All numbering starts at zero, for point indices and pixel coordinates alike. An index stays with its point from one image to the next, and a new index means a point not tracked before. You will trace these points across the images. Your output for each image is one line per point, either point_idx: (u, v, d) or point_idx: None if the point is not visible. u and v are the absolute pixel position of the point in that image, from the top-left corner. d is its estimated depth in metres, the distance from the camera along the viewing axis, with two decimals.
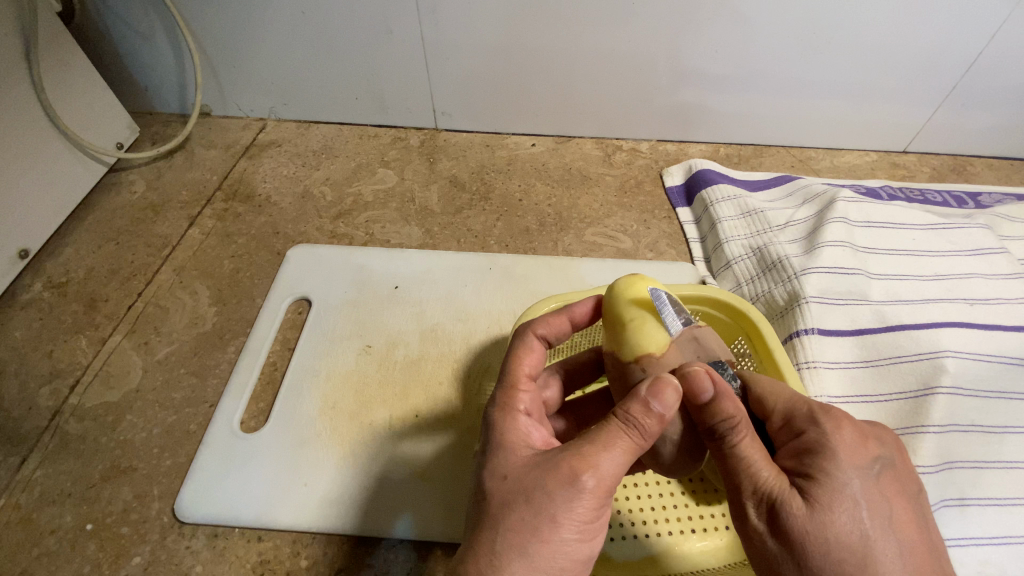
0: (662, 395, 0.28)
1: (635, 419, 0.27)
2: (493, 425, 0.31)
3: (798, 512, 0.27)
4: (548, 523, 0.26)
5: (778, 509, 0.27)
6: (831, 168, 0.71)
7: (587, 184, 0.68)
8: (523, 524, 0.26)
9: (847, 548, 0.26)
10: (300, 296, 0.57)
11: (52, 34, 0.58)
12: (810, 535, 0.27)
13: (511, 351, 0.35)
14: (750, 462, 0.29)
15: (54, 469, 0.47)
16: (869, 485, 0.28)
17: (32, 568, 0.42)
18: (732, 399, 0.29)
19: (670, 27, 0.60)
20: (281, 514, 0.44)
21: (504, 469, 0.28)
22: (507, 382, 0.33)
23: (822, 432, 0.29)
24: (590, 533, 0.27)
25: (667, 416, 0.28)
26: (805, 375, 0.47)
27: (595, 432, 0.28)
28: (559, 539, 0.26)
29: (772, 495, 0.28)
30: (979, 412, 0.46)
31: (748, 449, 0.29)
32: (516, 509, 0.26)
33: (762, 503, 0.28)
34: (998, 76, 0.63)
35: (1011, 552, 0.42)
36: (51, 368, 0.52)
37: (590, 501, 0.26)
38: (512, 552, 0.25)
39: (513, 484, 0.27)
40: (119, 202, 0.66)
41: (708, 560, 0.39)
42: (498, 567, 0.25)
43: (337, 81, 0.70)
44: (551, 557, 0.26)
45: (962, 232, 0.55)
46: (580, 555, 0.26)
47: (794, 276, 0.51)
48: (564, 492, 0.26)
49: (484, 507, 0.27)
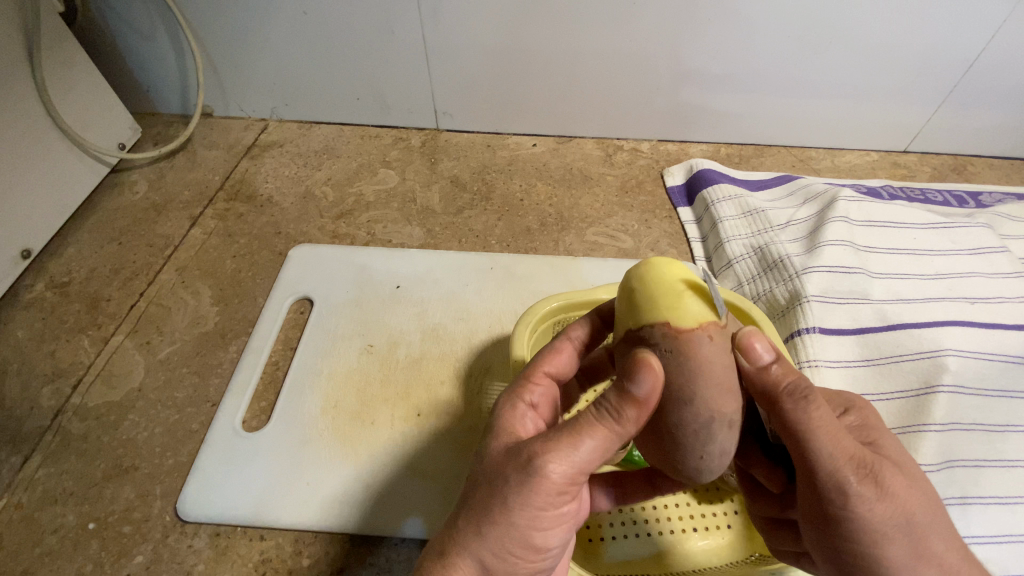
0: (643, 379, 0.26)
1: (607, 403, 0.27)
2: (494, 411, 0.31)
3: (888, 470, 0.28)
4: (502, 504, 0.26)
5: (879, 473, 0.27)
6: (832, 168, 0.71)
7: (588, 184, 0.68)
8: (481, 501, 0.26)
9: (925, 495, 0.28)
10: (302, 296, 0.57)
11: (55, 35, 0.58)
12: (905, 490, 0.28)
13: (542, 349, 0.34)
14: (836, 430, 0.28)
15: (56, 468, 0.47)
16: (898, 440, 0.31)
17: (35, 568, 0.42)
18: (790, 366, 0.28)
19: (670, 27, 0.60)
20: (282, 513, 0.44)
21: (484, 450, 0.29)
22: (526, 373, 0.33)
23: None
24: (548, 520, 0.27)
25: (644, 409, 0.26)
26: (807, 374, 0.47)
27: (571, 419, 0.27)
28: (510, 521, 0.26)
29: (867, 461, 0.28)
30: (980, 410, 0.46)
31: (828, 418, 0.28)
32: (479, 486, 0.27)
33: (862, 472, 0.27)
34: (998, 76, 0.63)
35: (1013, 551, 0.42)
36: (53, 367, 0.52)
37: (547, 486, 0.26)
38: (468, 525, 0.26)
39: (486, 464, 0.28)
40: (121, 203, 0.66)
41: (710, 558, 0.41)
42: (455, 538, 0.27)
43: (338, 82, 0.70)
44: (502, 536, 0.26)
45: (962, 231, 0.55)
46: (532, 540, 0.26)
47: (796, 275, 0.52)
48: (519, 474, 0.26)
49: (465, 490, 0.28)
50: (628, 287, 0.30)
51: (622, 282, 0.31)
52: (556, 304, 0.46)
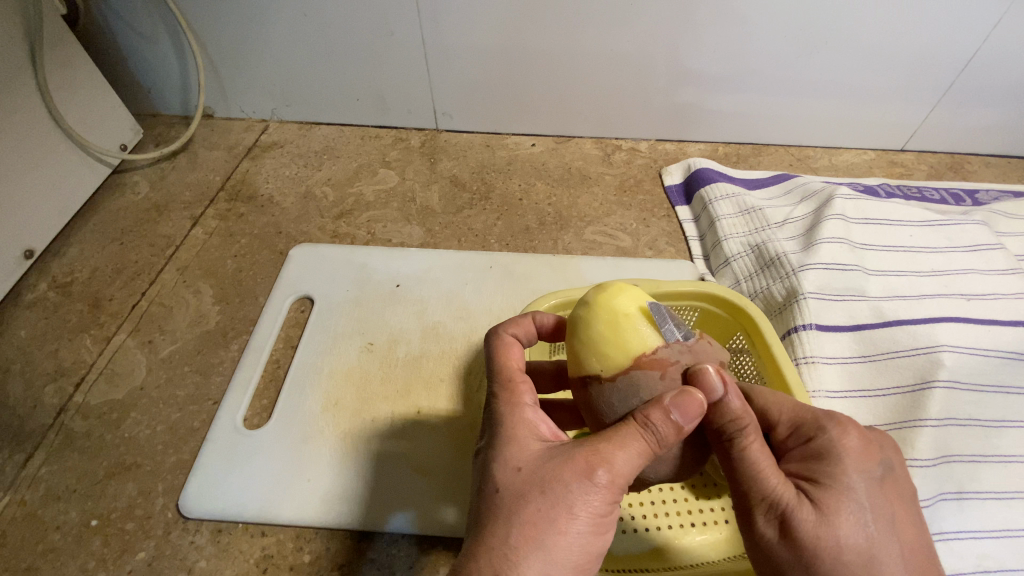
0: (687, 403, 0.27)
1: (654, 424, 0.27)
2: (500, 417, 0.30)
3: (809, 518, 0.27)
4: (565, 515, 0.25)
5: (790, 516, 0.27)
6: (830, 167, 0.72)
7: (587, 184, 0.69)
8: (539, 514, 0.25)
9: (856, 552, 0.27)
10: (302, 295, 0.57)
11: (57, 36, 0.59)
12: (819, 540, 0.27)
13: (493, 349, 0.34)
14: (760, 466, 0.28)
15: (60, 466, 0.47)
16: (873, 491, 0.28)
17: (39, 564, 0.42)
18: (739, 398, 0.29)
19: (668, 28, 0.60)
20: (283, 509, 0.44)
21: (518, 460, 0.28)
22: (504, 378, 0.32)
23: (829, 438, 0.30)
24: (603, 528, 0.26)
25: (686, 428, 0.27)
26: (803, 370, 0.48)
27: (611, 432, 0.27)
28: (573, 532, 0.25)
29: (781, 500, 0.28)
30: (976, 406, 0.46)
31: (756, 452, 0.29)
32: (532, 500, 0.26)
33: (771, 507, 0.28)
34: (995, 74, 0.63)
35: (1009, 546, 0.43)
36: (56, 366, 0.53)
37: (605, 497, 0.26)
38: (529, 543, 0.25)
39: (529, 476, 0.27)
40: (123, 203, 0.67)
41: (708, 552, 0.41)
42: (515, 561, 0.24)
43: (339, 82, 0.70)
44: (566, 550, 0.25)
45: (958, 228, 0.55)
46: (592, 550, 0.26)
47: (792, 273, 0.52)
48: (580, 484, 0.26)
49: (496, 502, 0.27)
50: (620, 314, 0.31)
51: (606, 310, 0.31)
52: (553, 302, 0.46)
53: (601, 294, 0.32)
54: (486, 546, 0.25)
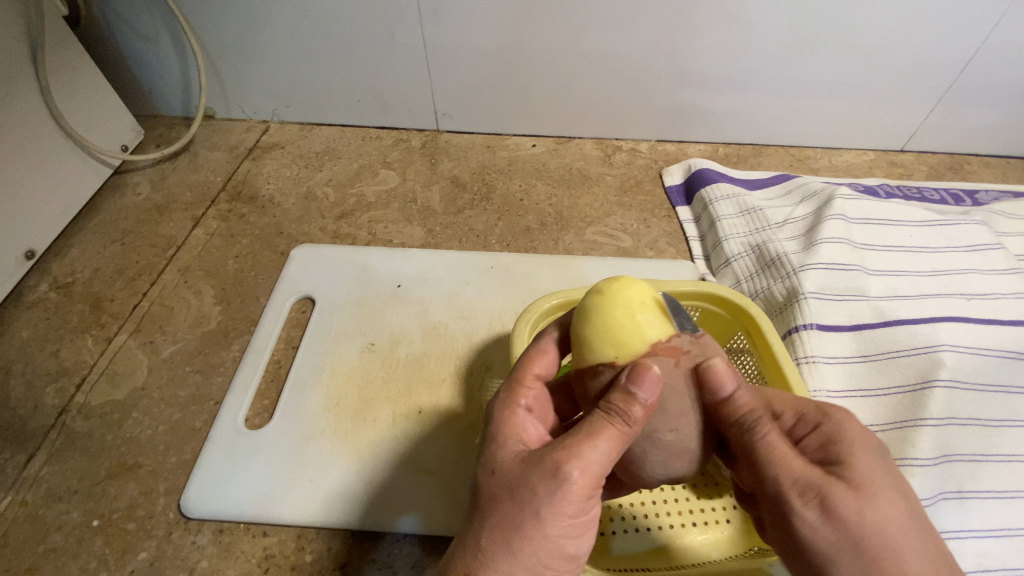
0: (644, 380, 0.27)
1: (617, 406, 0.27)
2: (490, 420, 0.31)
3: (845, 496, 0.27)
4: (531, 519, 0.25)
5: (824, 497, 0.27)
6: (829, 167, 0.72)
7: (588, 184, 0.69)
8: (507, 519, 0.26)
9: (897, 525, 0.26)
10: (304, 295, 0.57)
11: (59, 37, 0.59)
12: (863, 517, 0.26)
13: (523, 352, 0.35)
14: (783, 452, 0.29)
15: (61, 466, 0.47)
16: (892, 466, 0.29)
17: (40, 565, 0.42)
18: (746, 390, 0.30)
19: (668, 28, 0.61)
20: (285, 509, 0.44)
21: (494, 462, 0.28)
22: (511, 379, 0.33)
23: (837, 422, 0.30)
24: (575, 530, 0.26)
25: (651, 405, 0.27)
26: (804, 370, 0.48)
27: (581, 426, 0.27)
28: (542, 535, 0.25)
29: (812, 483, 0.28)
30: (976, 405, 0.46)
31: (776, 440, 0.29)
32: (501, 504, 0.26)
33: (804, 493, 0.27)
34: (995, 74, 0.63)
35: (1011, 545, 0.43)
36: (57, 367, 0.53)
37: (575, 495, 0.26)
38: (495, 549, 0.25)
39: (500, 478, 0.27)
40: (124, 204, 0.67)
41: (710, 552, 0.41)
42: (481, 565, 0.25)
43: (340, 84, 0.70)
44: (535, 553, 0.25)
45: (958, 228, 0.56)
46: (562, 552, 0.26)
47: (793, 273, 0.52)
48: (547, 485, 0.25)
49: (475, 505, 0.27)
50: (634, 304, 0.30)
51: (623, 299, 0.31)
52: (555, 302, 0.46)
53: (612, 285, 0.32)
54: (463, 547, 0.26)
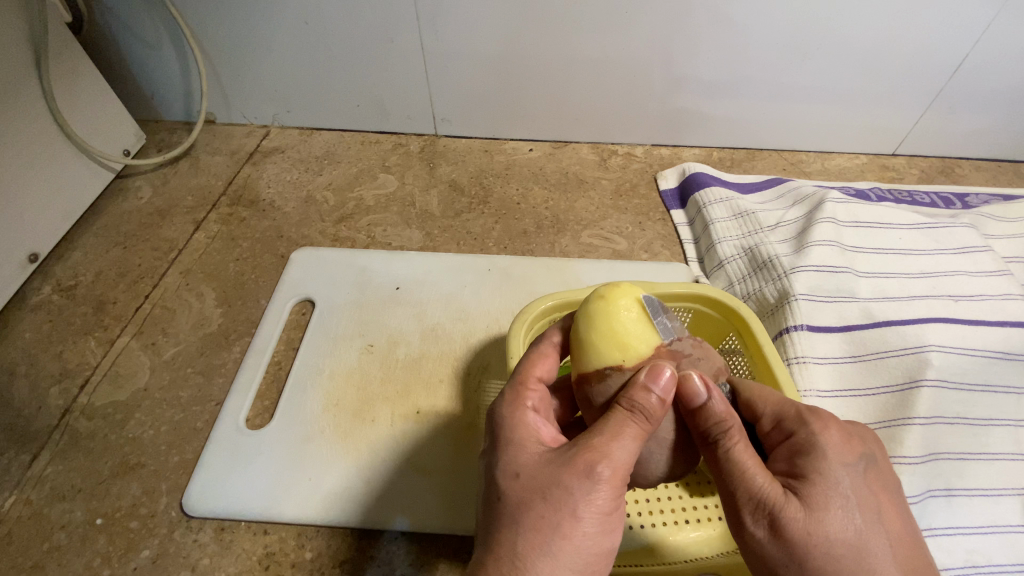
0: (659, 377, 0.29)
1: (638, 404, 0.28)
2: (500, 423, 0.31)
3: (797, 515, 0.28)
4: (569, 519, 0.26)
5: (777, 514, 0.28)
6: (822, 171, 0.73)
7: (584, 188, 0.70)
8: (543, 521, 0.26)
9: (845, 545, 0.27)
10: (304, 297, 0.58)
11: (63, 44, 0.60)
12: (810, 536, 0.27)
13: (525, 356, 0.36)
14: (749, 467, 0.29)
15: (65, 466, 0.48)
16: (858, 483, 0.29)
17: (44, 563, 0.43)
18: (723, 400, 0.31)
19: (661, 37, 0.62)
20: (285, 506, 0.45)
21: (517, 466, 0.28)
22: (516, 380, 0.33)
23: (811, 432, 0.31)
24: (609, 526, 0.27)
25: (667, 401, 0.29)
26: (795, 369, 0.49)
27: (604, 424, 0.28)
28: (580, 534, 0.26)
29: (769, 500, 0.28)
30: (964, 405, 0.47)
31: (745, 455, 0.30)
32: (534, 507, 0.26)
33: (760, 509, 0.29)
34: (984, 80, 0.64)
35: (997, 541, 0.44)
36: (61, 368, 0.53)
37: (608, 491, 0.27)
38: (534, 552, 0.26)
39: (527, 482, 0.27)
40: (126, 208, 0.68)
41: (703, 548, 0.40)
42: (521, 568, 0.25)
43: (340, 89, 0.71)
44: (575, 552, 0.26)
45: (947, 231, 0.57)
46: (601, 549, 0.27)
47: (784, 275, 0.53)
48: (581, 485, 0.26)
49: (500, 509, 0.27)
50: (637, 310, 0.32)
51: (628, 305, 0.32)
52: (550, 303, 0.46)
53: (613, 288, 0.32)
54: (495, 553, 0.26)
